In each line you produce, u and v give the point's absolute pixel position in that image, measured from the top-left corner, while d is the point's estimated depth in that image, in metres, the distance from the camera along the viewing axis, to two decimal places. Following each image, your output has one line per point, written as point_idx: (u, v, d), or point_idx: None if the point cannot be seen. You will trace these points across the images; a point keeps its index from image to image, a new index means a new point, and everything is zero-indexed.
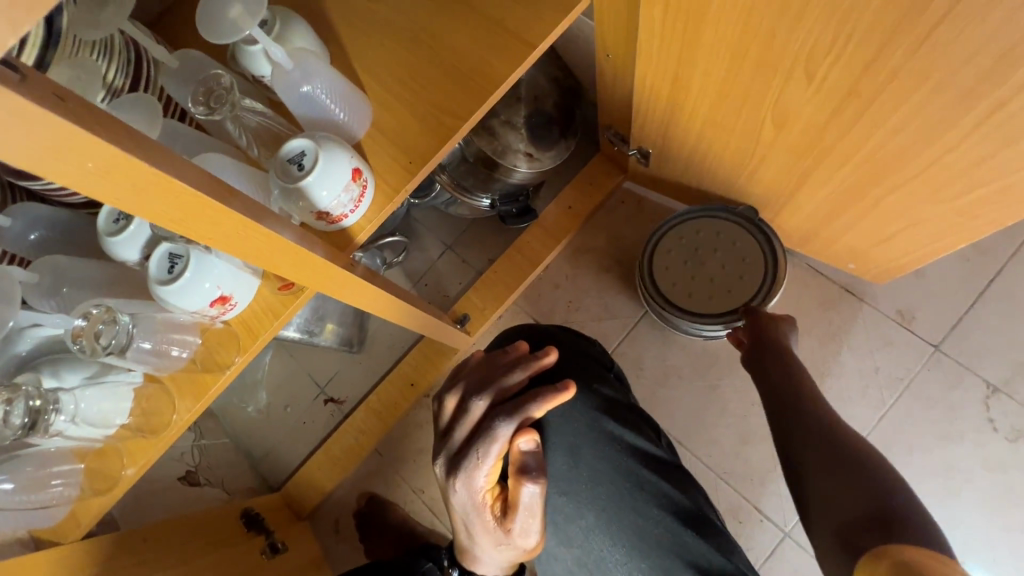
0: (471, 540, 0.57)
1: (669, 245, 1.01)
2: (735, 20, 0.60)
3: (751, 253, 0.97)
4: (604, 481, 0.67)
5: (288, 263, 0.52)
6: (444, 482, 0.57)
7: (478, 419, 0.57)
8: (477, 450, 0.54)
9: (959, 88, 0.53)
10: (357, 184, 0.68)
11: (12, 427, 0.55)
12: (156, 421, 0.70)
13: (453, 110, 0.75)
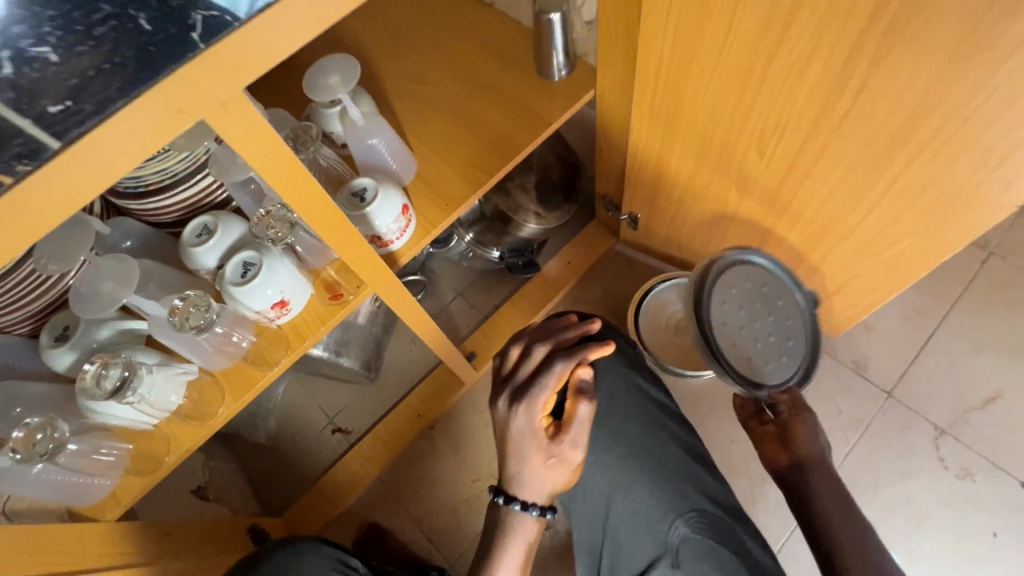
0: (522, 471, 0.64)
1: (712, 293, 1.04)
2: (705, 109, 0.80)
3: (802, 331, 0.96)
4: (635, 418, 0.78)
5: (360, 260, 0.65)
6: (505, 414, 0.65)
7: (538, 363, 0.67)
8: (539, 381, 0.63)
9: (864, 164, 0.72)
10: (404, 217, 0.83)
11: (103, 390, 0.65)
12: (203, 411, 0.79)
13: (483, 167, 0.93)
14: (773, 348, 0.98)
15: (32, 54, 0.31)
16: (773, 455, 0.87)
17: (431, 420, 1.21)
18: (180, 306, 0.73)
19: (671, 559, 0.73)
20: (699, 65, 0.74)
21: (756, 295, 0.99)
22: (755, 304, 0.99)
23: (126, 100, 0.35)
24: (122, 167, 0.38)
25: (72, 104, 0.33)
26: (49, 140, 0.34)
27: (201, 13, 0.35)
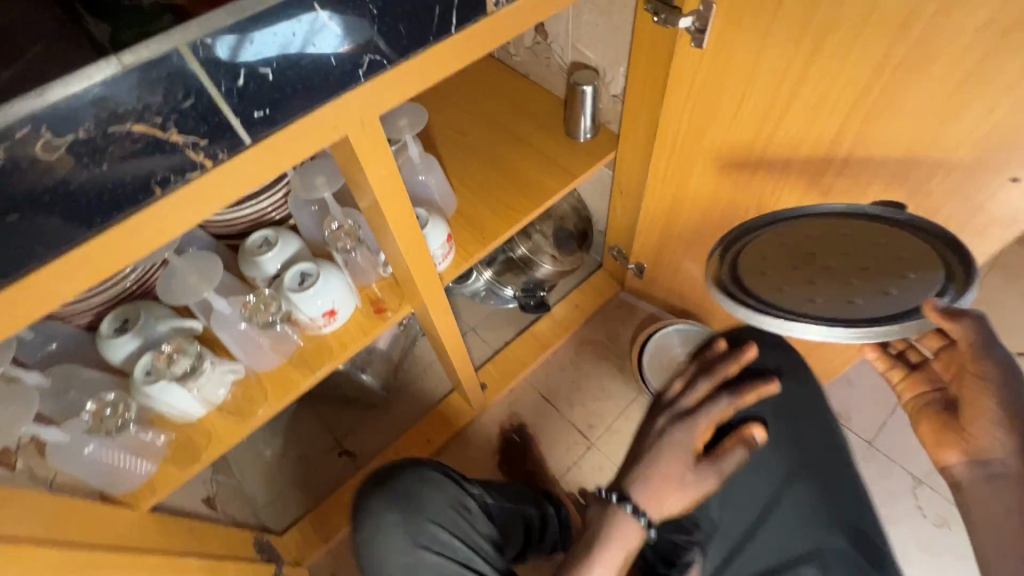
0: (655, 475, 0.70)
1: (761, 253, 0.73)
2: (713, 172, 0.94)
3: (900, 247, 0.67)
4: (814, 433, 0.84)
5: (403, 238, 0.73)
6: (661, 428, 0.73)
7: (700, 395, 0.75)
8: (705, 409, 0.73)
9: None
10: (448, 244, 0.94)
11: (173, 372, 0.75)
12: (246, 407, 0.83)
13: (516, 208, 1.05)
14: (886, 287, 0.65)
15: (258, 73, 0.45)
16: (944, 451, 0.70)
17: (439, 446, 1.25)
18: (252, 301, 0.84)
19: (817, 563, 0.78)
20: (710, 135, 0.89)
21: (805, 252, 0.71)
22: (815, 260, 0.70)
23: (304, 113, 0.49)
24: (283, 167, 0.53)
25: (268, 113, 0.47)
26: (244, 135, 0.47)
27: (369, 57, 0.50)
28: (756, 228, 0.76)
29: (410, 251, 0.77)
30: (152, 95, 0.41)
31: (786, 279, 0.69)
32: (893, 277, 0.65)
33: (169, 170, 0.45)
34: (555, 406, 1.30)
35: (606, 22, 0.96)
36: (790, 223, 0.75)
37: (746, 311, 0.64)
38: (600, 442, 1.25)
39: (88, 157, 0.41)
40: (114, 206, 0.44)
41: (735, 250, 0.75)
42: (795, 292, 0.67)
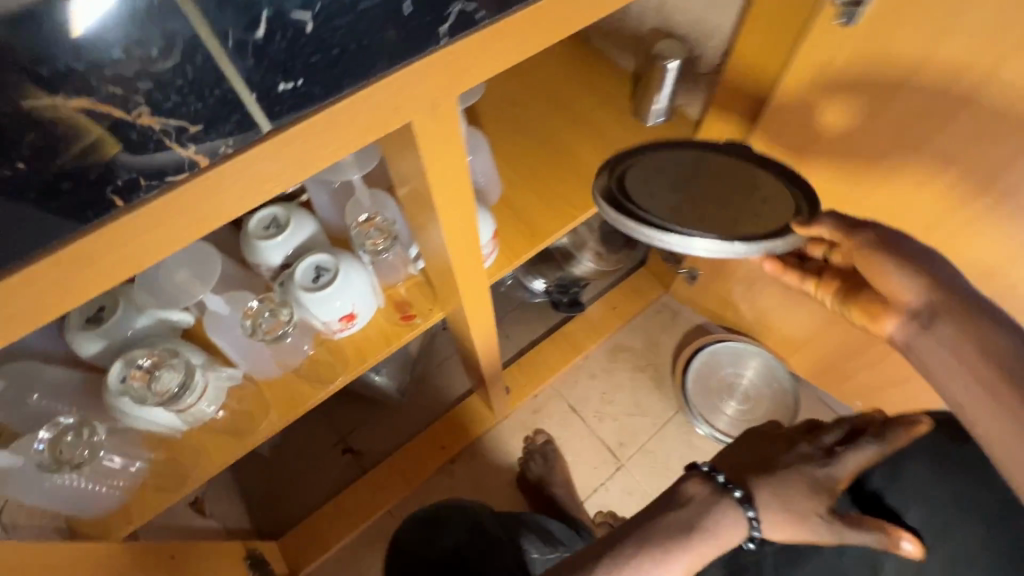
0: (775, 500, 0.58)
1: (648, 173, 0.65)
2: None
3: (765, 171, 0.66)
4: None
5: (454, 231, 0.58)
6: (795, 456, 0.62)
7: (845, 438, 0.63)
8: (850, 451, 0.61)
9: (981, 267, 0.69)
10: (492, 244, 0.80)
11: (155, 393, 0.61)
12: (243, 423, 0.70)
13: (572, 201, 0.88)
14: (752, 210, 0.62)
15: (290, 20, 0.32)
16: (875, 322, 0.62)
17: (453, 454, 1.13)
18: (254, 311, 0.69)
19: None
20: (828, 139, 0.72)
21: (684, 174, 0.66)
22: (693, 179, 0.65)
23: (351, 89, 0.37)
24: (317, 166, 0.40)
25: (300, 84, 0.35)
26: (261, 117, 0.35)
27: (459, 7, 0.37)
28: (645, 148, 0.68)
29: (455, 258, 0.62)
30: (134, 45, 0.30)
31: (675, 200, 0.63)
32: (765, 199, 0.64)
33: (158, 165, 0.34)
34: (583, 418, 1.18)
35: None
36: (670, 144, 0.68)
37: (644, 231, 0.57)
38: (631, 462, 1.13)
39: (108, 135, 0.32)
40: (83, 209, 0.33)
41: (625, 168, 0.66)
42: (683, 211, 0.62)
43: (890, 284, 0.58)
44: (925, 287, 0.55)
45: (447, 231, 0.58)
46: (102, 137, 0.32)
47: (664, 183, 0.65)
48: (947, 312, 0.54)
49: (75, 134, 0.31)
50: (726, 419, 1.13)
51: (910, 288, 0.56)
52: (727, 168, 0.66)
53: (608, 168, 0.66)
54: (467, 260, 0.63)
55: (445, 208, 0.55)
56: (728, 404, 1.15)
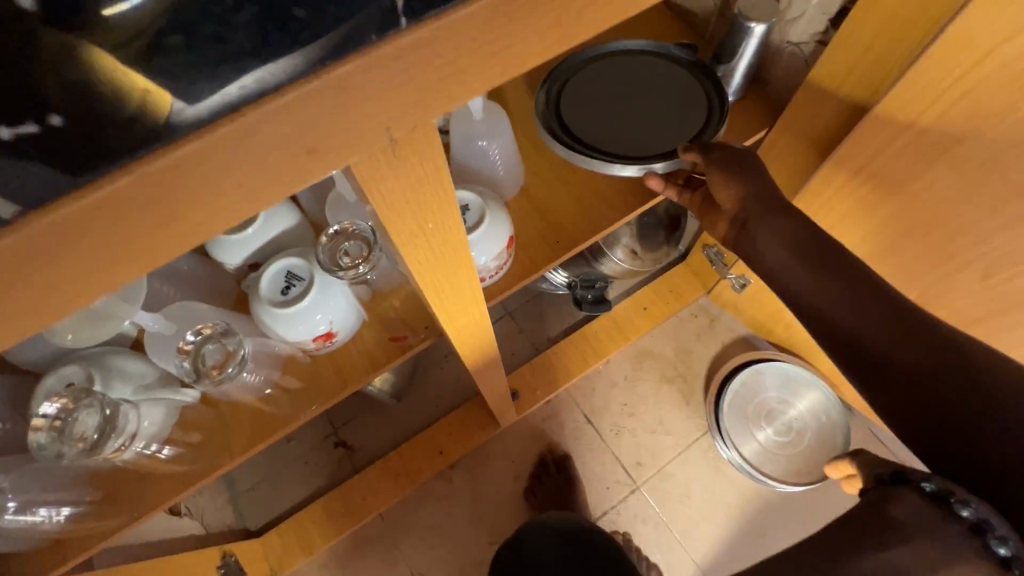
0: None
1: (578, 94, 0.68)
2: (935, 199, 0.59)
3: (685, 80, 0.69)
4: None
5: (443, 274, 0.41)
6: None
7: None
8: None
9: None
10: (506, 252, 0.64)
11: (73, 444, 0.49)
12: (202, 454, 0.58)
13: (609, 200, 0.70)
14: (673, 131, 0.65)
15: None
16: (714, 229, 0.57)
17: (452, 460, 1.03)
18: (192, 346, 0.55)
19: None
20: (967, 156, 0.54)
21: (613, 90, 0.68)
22: (624, 100, 0.68)
23: (275, 78, 0.22)
24: (227, 209, 0.25)
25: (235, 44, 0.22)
26: (172, 99, 0.22)
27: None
28: (579, 64, 0.70)
29: (440, 303, 0.44)
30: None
31: (603, 120, 0.66)
32: (686, 105, 0.67)
33: (52, 188, 0.21)
34: (598, 431, 1.06)
35: None
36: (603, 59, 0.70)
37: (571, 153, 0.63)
38: (648, 486, 1.02)
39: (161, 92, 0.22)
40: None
41: (558, 84, 0.69)
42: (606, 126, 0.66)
43: (718, 192, 0.54)
44: (742, 190, 0.52)
45: (435, 274, 0.40)
46: (151, 91, 0.21)
47: (593, 103, 0.68)
48: (758, 216, 0.50)
49: (115, 99, 0.21)
50: (758, 449, 1.01)
51: (734, 192, 0.52)
52: (651, 81, 0.68)
53: (541, 93, 0.69)
54: (460, 307, 0.46)
55: (421, 249, 0.37)
56: (763, 431, 1.01)
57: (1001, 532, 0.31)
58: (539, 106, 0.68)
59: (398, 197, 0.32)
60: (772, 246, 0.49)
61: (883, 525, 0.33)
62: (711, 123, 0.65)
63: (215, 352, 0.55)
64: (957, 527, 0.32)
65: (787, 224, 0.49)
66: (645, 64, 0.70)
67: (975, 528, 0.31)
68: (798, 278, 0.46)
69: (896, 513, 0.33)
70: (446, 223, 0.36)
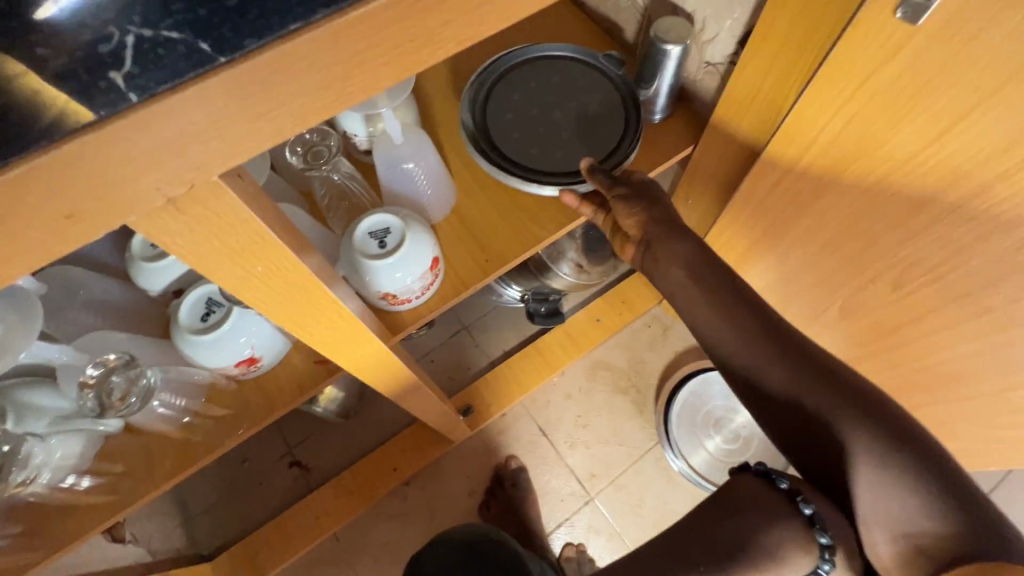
0: None
1: (501, 107, 0.72)
2: (846, 214, 0.61)
3: (600, 91, 0.73)
4: None
5: (321, 323, 0.39)
6: None
7: None
8: None
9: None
10: (432, 272, 0.65)
11: None
12: (123, 482, 0.58)
13: (538, 219, 0.71)
14: (588, 144, 0.71)
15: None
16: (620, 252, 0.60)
17: (407, 477, 1.03)
18: (95, 380, 0.55)
19: None
20: (867, 171, 0.55)
21: (534, 102, 0.73)
22: (543, 112, 0.73)
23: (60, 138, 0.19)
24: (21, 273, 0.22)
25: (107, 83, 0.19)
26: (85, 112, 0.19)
27: (133, 35, 0.20)
28: (501, 74, 0.74)
29: (319, 339, 0.41)
30: None
31: (524, 133, 0.72)
32: (600, 117, 0.72)
33: None
34: (553, 443, 1.07)
35: None
36: (511, 77, 0.74)
37: (491, 168, 0.69)
38: (601, 496, 1.03)
39: (72, 99, 0.19)
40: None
41: (482, 94, 0.73)
42: (524, 139, 0.71)
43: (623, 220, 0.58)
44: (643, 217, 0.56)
45: (298, 317, 0.37)
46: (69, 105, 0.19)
47: (514, 114, 0.72)
48: (659, 241, 0.55)
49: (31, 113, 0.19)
50: (707, 456, 1.03)
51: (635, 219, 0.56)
52: (569, 93, 0.73)
53: (465, 101, 0.73)
54: (343, 344, 0.43)
55: (262, 292, 0.33)
56: (712, 439, 1.03)
57: (808, 496, 0.50)
58: (464, 118, 0.72)
59: (205, 246, 0.27)
60: (672, 274, 0.54)
61: (742, 500, 0.52)
62: (622, 137, 0.71)
63: (120, 386, 0.55)
64: (780, 496, 0.50)
65: (681, 251, 0.54)
66: (564, 74, 0.74)
67: (791, 496, 0.50)
68: (694, 304, 0.53)
69: (750, 491, 0.52)
70: (281, 264, 0.31)
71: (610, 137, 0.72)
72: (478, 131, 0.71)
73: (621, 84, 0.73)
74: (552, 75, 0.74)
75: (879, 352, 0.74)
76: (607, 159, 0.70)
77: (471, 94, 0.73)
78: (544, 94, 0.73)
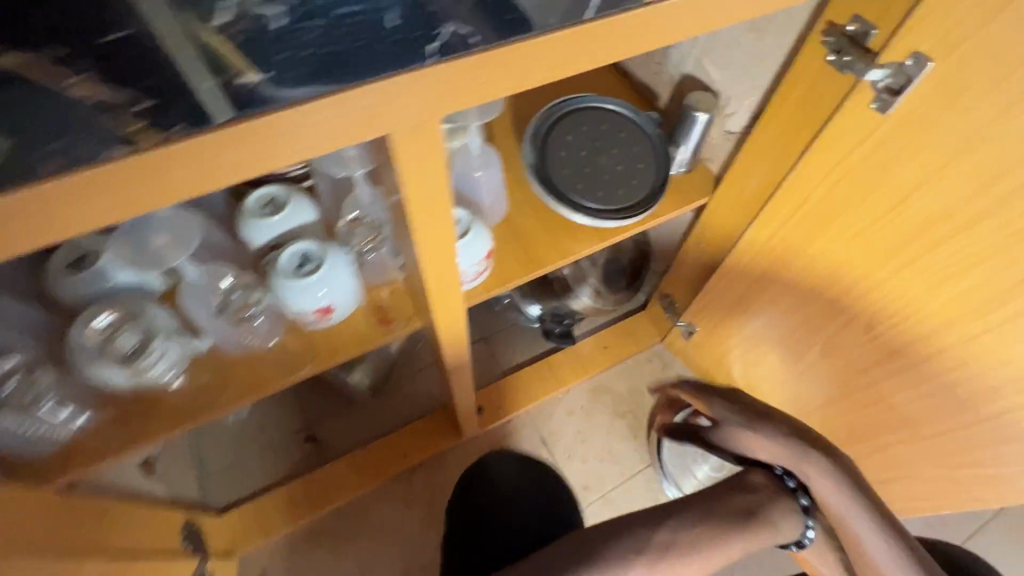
0: None
1: (556, 145, 0.88)
2: (831, 262, 0.75)
3: (639, 142, 0.90)
4: None
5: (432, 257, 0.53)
6: None
7: None
8: None
9: (973, 383, 0.68)
10: (485, 262, 0.77)
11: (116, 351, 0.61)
12: (202, 395, 0.69)
13: (576, 235, 0.85)
14: (624, 184, 0.87)
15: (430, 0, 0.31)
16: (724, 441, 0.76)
17: (414, 464, 1.10)
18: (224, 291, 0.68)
19: None
20: (848, 226, 0.70)
21: (583, 144, 0.89)
22: (590, 153, 0.88)
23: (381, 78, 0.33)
24: (293, 159, 0.36)
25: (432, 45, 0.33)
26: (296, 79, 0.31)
27: (450, 28, 0.33)
28: (560, 117, 0.90)
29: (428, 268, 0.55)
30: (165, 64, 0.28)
31: (572, 168, 0.87)
32: (636, 164, 0.88)
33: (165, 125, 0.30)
34: (552, 454, 1.15)
35: (751, 44, 0.74)
36: (566, 121, 0.90)
37: (543, 189, 0.84)
38: (590, 508, 1.11)
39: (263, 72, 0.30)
40: (58, 125, 0.28)
41: (542, 132, 0.89)
42: (572, 173, 0.87)
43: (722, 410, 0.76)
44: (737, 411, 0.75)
45: (422, 237, 0.51)
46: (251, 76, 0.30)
47: (567, 151, 0.88)
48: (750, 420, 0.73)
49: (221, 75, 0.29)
50: (697, 484, 1.11)
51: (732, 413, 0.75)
52: (614, 141, 0.89)
53: (528, 136, 0.88)
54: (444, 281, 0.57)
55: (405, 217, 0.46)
56: (701, 469, 1.12)
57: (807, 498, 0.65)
58: (524, 148, 0.87)
59: None
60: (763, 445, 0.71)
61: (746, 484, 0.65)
62: (652, 182, 0.87)
63: (243, 299, 0.68)
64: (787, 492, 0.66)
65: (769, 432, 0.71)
66: (612, 125, 0.91)
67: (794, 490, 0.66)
68: (774, 448, 0.70)
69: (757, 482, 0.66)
70: None
71: (642, 180, 0.87)
72: (535, 160, 0.86)
73: (655, 139, 0.90)
74: (601, 124, 0.90)
75: (853, 389, 0.85)
76: (639, 198, 0.86)
77: (533, 130, 0.88)
78: (593, 140, 0.89)
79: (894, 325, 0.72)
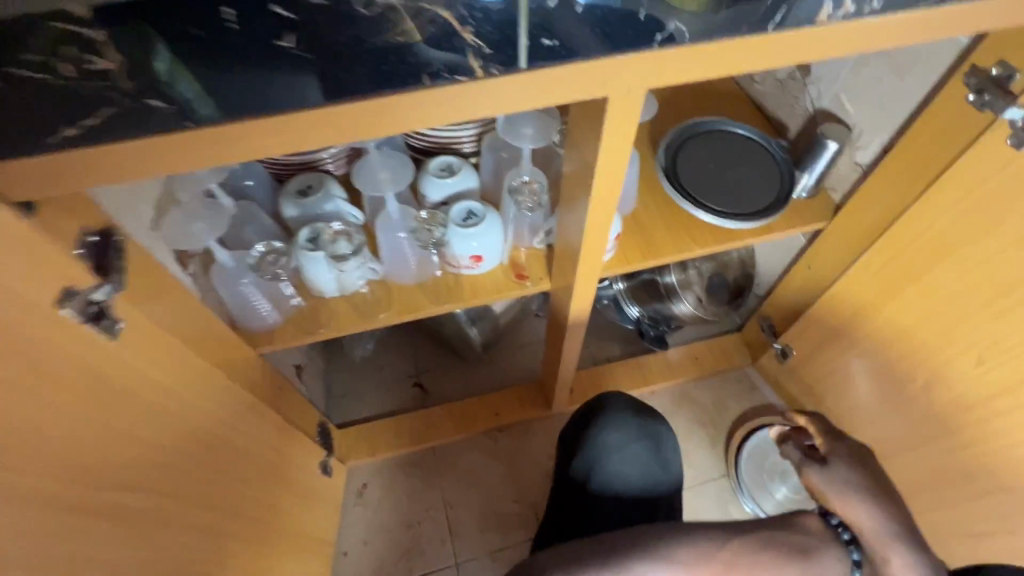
0: None
1: (690, 154, 0.99)
2: (944, 291, 0.78)
3: (766, 163, 0.98)
4: None
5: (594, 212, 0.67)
6: None
7: None
8: None
9: None
10: (612, 242, 0.89)
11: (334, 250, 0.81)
12: (372, 306, 0.87)
13: (693, 235, 0.94)
14: (749, 197, 0.96)
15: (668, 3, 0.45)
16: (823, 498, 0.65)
17: (503, 424, 1.23)
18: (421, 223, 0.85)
19: None
20: (968, 255, 0.73)
21: (715, 158, 0.99)
22: (719, 167, 0.98)
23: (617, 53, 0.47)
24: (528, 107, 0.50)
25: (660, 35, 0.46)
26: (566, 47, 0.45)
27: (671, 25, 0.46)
28: (696, 133, 1.01)
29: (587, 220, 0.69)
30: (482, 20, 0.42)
31: (701, 176, 0.97)
32: (762, 181, 0.97)
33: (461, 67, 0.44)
34: None
35: (895, 81, 0.80)
36: (701, 137, 1.01)
37: (672, 190, 0.95)
38: None
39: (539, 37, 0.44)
40: (411, 50, 0.43)
41: (678, 143, 1.00)
42: (700, 180, 0.97)
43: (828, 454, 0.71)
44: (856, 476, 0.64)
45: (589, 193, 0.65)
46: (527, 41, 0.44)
47: (701, 161, 0.98)
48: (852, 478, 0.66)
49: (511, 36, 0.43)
50: (775, 504, 1.13)
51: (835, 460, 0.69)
52: (743, 159, 0.98)
53: (664, 145, 1.00)
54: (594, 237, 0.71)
55: None
56: (779, 488, 1.14)
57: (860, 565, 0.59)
58: (660, 155, 0.99)
59: None
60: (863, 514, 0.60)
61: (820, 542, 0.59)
62: (775, 198, 0.95)
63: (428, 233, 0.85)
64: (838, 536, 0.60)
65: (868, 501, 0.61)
66: (743, 146, 1.00)
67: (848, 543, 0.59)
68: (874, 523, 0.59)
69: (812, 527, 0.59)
70: None
71: (766, 196, 0.96)
72: (669, 165, 0.98)
73: (782, 163, 0.97)
74: (732, 144, 1.00)
75: (954, 428, 0.85)
76: (760, 210, 0.94)
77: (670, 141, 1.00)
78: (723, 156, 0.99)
79: (1007, 360, 0.73)
